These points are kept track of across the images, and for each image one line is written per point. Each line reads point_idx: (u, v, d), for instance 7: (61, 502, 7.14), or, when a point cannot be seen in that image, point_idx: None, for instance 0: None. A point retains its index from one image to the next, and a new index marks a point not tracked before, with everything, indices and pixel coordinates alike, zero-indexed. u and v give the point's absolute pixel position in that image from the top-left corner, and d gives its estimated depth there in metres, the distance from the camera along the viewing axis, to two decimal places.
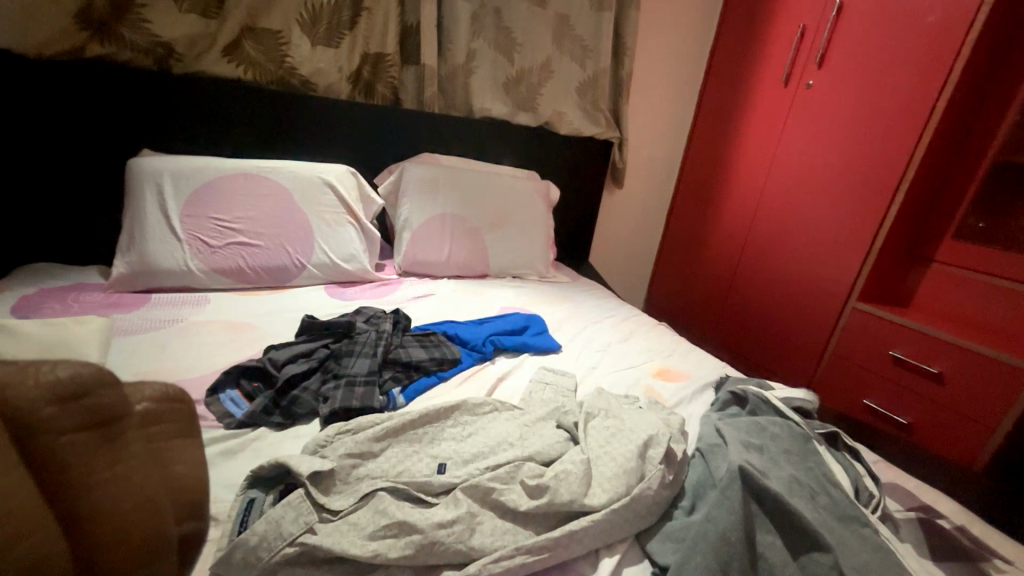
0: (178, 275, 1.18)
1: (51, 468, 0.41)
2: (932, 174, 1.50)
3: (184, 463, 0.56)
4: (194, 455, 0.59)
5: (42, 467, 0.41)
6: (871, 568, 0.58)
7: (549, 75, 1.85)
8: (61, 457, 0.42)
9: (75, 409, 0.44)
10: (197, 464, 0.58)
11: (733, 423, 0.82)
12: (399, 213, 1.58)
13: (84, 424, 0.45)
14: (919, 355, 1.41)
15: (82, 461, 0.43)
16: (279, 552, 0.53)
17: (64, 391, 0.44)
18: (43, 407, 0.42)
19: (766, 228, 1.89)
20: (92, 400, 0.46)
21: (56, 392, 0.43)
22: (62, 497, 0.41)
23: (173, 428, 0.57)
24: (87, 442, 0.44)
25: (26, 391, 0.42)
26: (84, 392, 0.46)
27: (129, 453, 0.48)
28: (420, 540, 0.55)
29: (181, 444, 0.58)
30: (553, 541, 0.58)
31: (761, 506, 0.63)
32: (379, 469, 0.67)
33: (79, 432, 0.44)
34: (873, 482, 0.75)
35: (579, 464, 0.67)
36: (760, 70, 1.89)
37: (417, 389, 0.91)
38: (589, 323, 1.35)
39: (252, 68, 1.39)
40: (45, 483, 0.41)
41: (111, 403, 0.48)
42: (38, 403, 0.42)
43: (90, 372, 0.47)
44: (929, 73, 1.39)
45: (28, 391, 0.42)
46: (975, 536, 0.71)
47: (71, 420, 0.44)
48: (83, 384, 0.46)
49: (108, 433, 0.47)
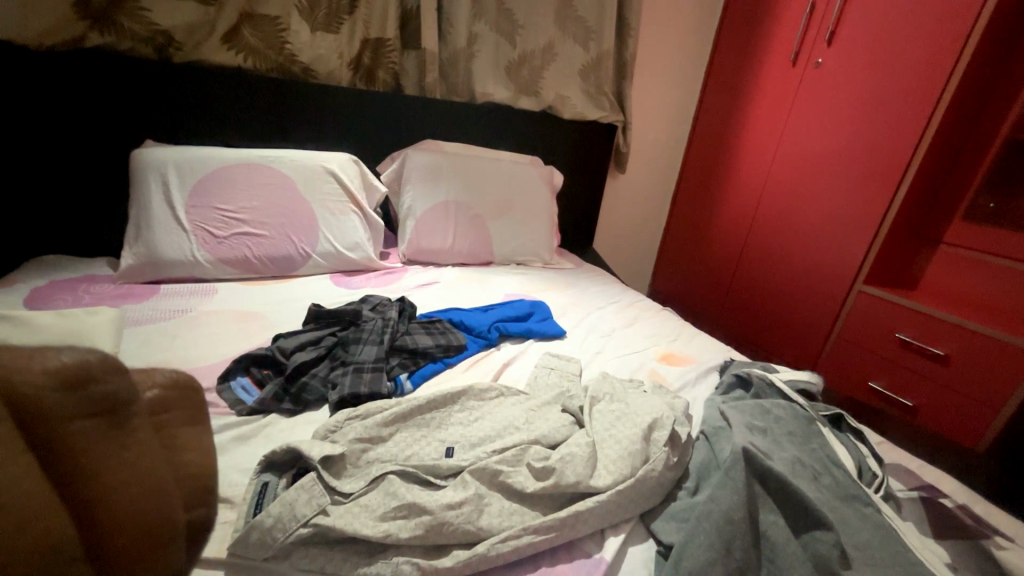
0: (185, 265, 1.18)
1: (62, 458, 0.38)
2: (943, 153, 1.48)
3: (193, 451, 0.50)
4: (206, 442, 0.52)
5: (53, 459, 0.37)
6: (873, 545, 0.59)
7: (552, 58, 1.82)
8: (70, 443, 0.38)
9: (84, 395, 0.40)
10: (209, 450, 0.52)
11: (736, 406, 0.83)
12: (402, 201, 1.58)
13: (94, 410, 0.41)
14: (925, 338, 1.40)
15: (96, 447, 0.40)
16: (293, 533, 0.55)
17: (71, 376, 0.40)
18: (49, 392, 0.38)
19: (773, 211, 1.87)
20: (105, 385, 0.42)
21: (63, 377, 0.39)
22: (72, 485, 0.38)
23: (182, 415, 0.50)
24: (98, 428, 0.41)
25: (32, 375, 0.38)
26: (93, 376, 0.41)
27: (143, 439, 0.44)
28: (430, 520, 0.56)
29: (197, 430, 0.52)
30: (560, 522, 0.60)
31: (765, 488, 0.64)
32: (388, 453, 0.69)
33: (91, 417, 0.40)
34: (877, 463, 0.76)
35: (583, 447, 0.68)
36: (768, 48, 1.84)
37: (423, 375, 0.92)
38: (594, 309, 1.36)
39: (251, 55, 1.37)
40: (52, 473, 0.37)
41: (123, 389, 0.43)
42: (43, 388, 0.38)
43: (98, 357, 0.43)
44: (944, 46, 1.35)
45: (33, 374, 0.38)
46: (977, 514, 0.72)
47: (79, 405, 0.40)
48: (94, 370, 0.41)
49: (118, 418, 0.43)
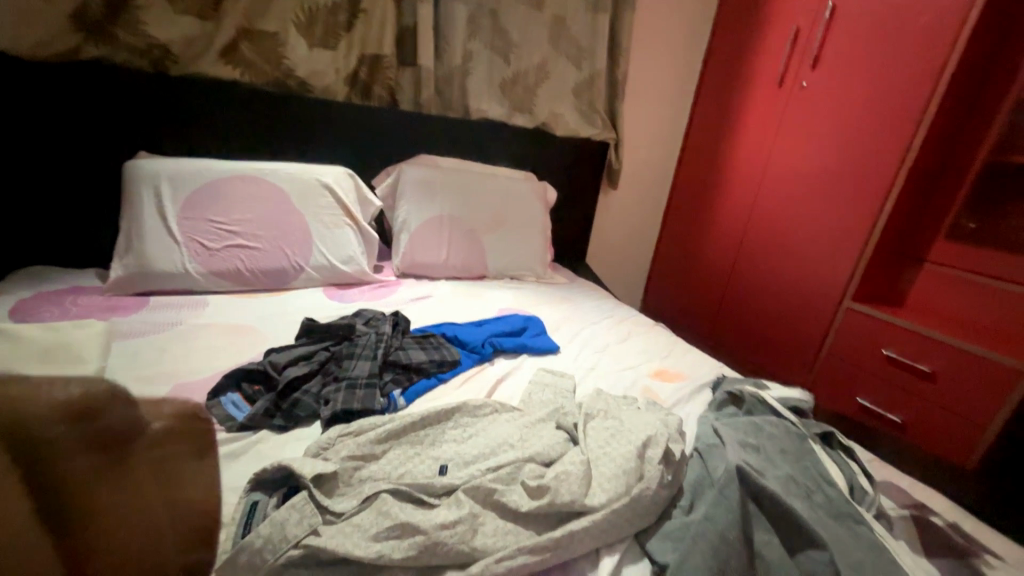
0: (175, 277, 1.17)
1: (56, 491, 0.41)
2: (924, 175, 1.53)
3: (192, 488, 0.53)
4: (207, 477, 0.56)
5: (47, 492, 0.41)
6: (866, 565, 0.59)
7: (545, 77, 1.86)
8: (66, 480, 0.42)
9: (84, 428, 0.46)
10: (209, 485, 0.56)
11: (729, 423, 0.83)
12: (397, 215, 1.59)
13: (93, 445, 0.46)
14: (911, 355, 1.43)
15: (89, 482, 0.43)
16: (283, 554, 0.53)
17: (76, 410, 0.47)
18: (54, 424, 0.44)
19: (762, 228, 1.90)
20: (105, 419, 0.48)
21: (67, 411, 0.46)
22: (65, 523, 0.41)
23: (184, 449, 0.55)
24: (95, 462, 0.45)
25: (39, 410, 0.44)
26: (93, 409, 0.48)
27: (139, 475, 0.47)
28: (423, 541, 0.55)
29: (195, 464, 0.56)
30: (555, 542, 0.59)
31: (758, 506, 0.64)
32: (381, 471, 0.68)
33: (89, 454, 0.45)
34: (868, 480, 0.76)
35: (578, 465, 0.68)
36: (755, 71, 1.90)
37: (417, 391, 0.91)
38: (587, 324, 1.36)
39: (248, 69, 1.39)
40: (47, 509, 0.40)
41: (122, 422, 0.49)
42: (48, 421, 0.44)
43: (104, 390, 0.51)
44: (922, 74, 1.41)
45: (41, 410, 0.45)
46: (967, 532, 0.73)
47: (80, 438, 0.45)
48: (94, 405, 0.49)
49: (120, 453, 0.47)
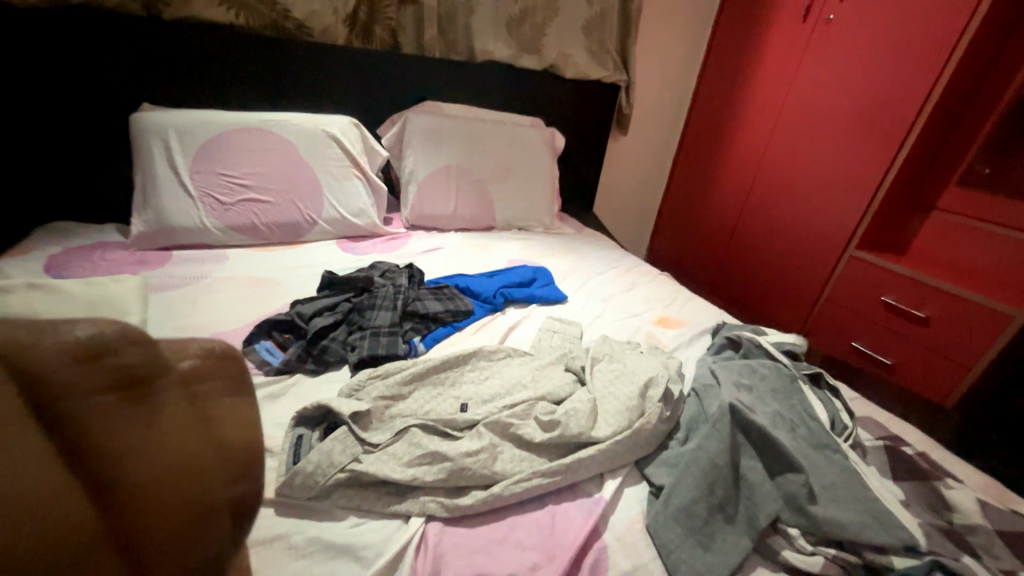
0: (194, 232, 1.20)
1: (72, 431, 0.35)
2: (946, 118, 1.48)
3: (231, 423, 0.43)
4: (247, 414, 0.46)
5: (65, 431, 0.35)
6: (837, 486, 0.67)
7: (555, 13, 1.74)
8: (82, 419, 0.35)
9: (99, 366, 0.37)
10: (252, 420, 0.46)
11: (726, 366, 0.90)
12: (404, 165, 1.58)
13: (111, 384, 0.37)
14: (909, 301, 1.48)
15: (105, 423, 0.36)
16: (332, 476, 0.62)
17: (84, 349, 0.37)
18: (65, 366, 0.36)
19: (773, 175, 1.88)
20: (119, 358, 0.38)
21: (75, 350, 0.37)
22: (84, 462, 0.34)
23: (220, 387, 0.44)
24: (116, 402, 0.37)
25: (44, 351, 0.36)
26: (106, 348, 0.38)
27: (169, 413, 0.39)
28: (451, 466, 0.64)
29: (236, 401, 0.45)
30: (564, 467, 0.68)
31: (747, 437, 0.71)
32: (409, 409, 0.75)
33: (109, 391, 0.37)
34: (848, 416, 0.84)
35: (586, 402, 0.75)
36: (779, 3, 1.78)
37: (435, 338, 0.98)
38: (594, 274, 1.40)
39: (243, 11, 1.32)
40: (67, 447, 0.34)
41: (137, 362, 0.39)
42: (55, 362, 0.36)
43: (120, 330, 0.41)
44: (957, 5, 1.32)
45: (42, 351, 0.36)
46: (934, 460, 0.81)
47: (95, 378, 0.37)
48: (107, 342, 0.39)
49: (142, 391, 0.39)
